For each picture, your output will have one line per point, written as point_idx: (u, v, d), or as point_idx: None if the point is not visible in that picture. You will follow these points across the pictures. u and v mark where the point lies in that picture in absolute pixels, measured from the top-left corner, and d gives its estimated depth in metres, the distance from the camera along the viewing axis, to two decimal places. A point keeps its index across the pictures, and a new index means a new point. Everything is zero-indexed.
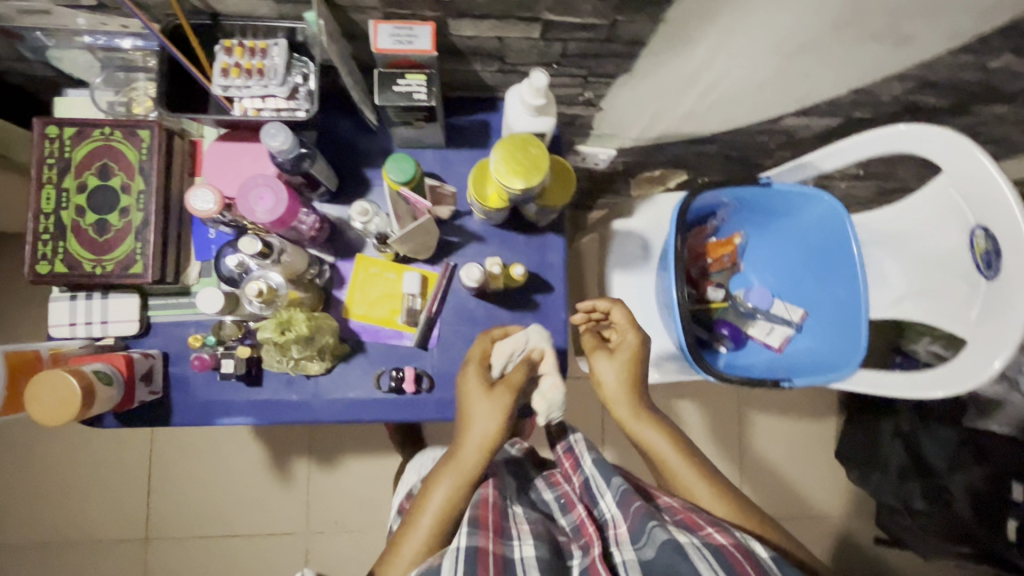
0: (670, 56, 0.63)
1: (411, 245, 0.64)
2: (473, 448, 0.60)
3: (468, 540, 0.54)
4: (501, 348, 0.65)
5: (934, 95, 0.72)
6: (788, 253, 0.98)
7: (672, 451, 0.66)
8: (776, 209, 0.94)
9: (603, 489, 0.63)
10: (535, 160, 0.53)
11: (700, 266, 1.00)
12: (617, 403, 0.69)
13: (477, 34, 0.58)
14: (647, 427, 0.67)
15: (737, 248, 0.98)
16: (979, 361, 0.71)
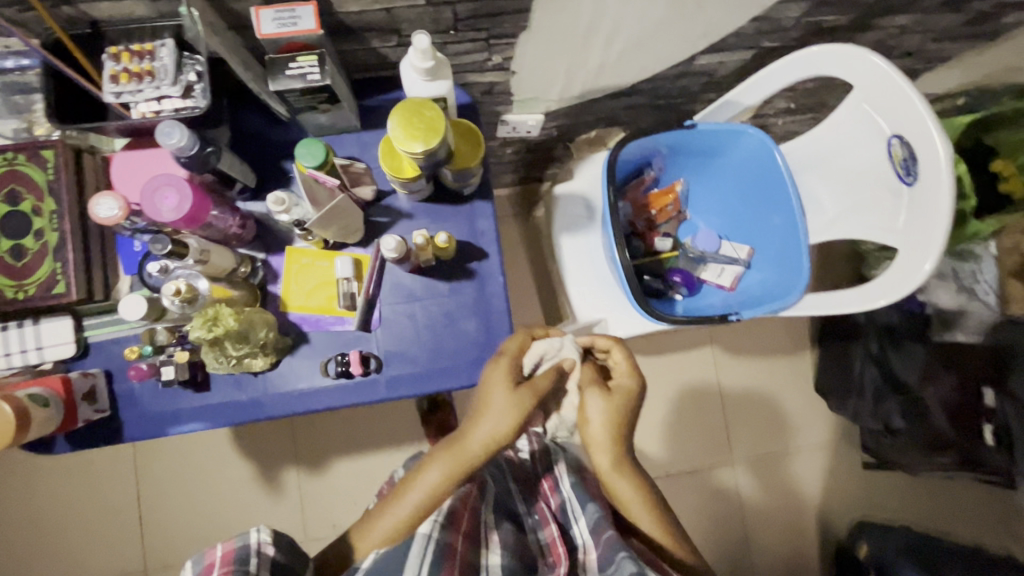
0: (562, 7, 0.63)
1: (337, 230, 0.65)
2: (480, 441, 0.63)
3: (439, 535, 0.60)
4: (536, 347, 0.68)
5: (832, 12, 0.74)
6: (729, 193, 1.00)
7: (641, 503, 0.67)
8: (709, 151, 0.95)
9: (578, 513, 0.67)
10: (430, 123, 0.53)
11: (645, 218, 1.01)
12: (597, 448, 0.67)
13: (363, 8, 0.58)
14: (623, 478, 0.67)
15: (678, 195, 1.00)
16: (911, 265, 0.74)
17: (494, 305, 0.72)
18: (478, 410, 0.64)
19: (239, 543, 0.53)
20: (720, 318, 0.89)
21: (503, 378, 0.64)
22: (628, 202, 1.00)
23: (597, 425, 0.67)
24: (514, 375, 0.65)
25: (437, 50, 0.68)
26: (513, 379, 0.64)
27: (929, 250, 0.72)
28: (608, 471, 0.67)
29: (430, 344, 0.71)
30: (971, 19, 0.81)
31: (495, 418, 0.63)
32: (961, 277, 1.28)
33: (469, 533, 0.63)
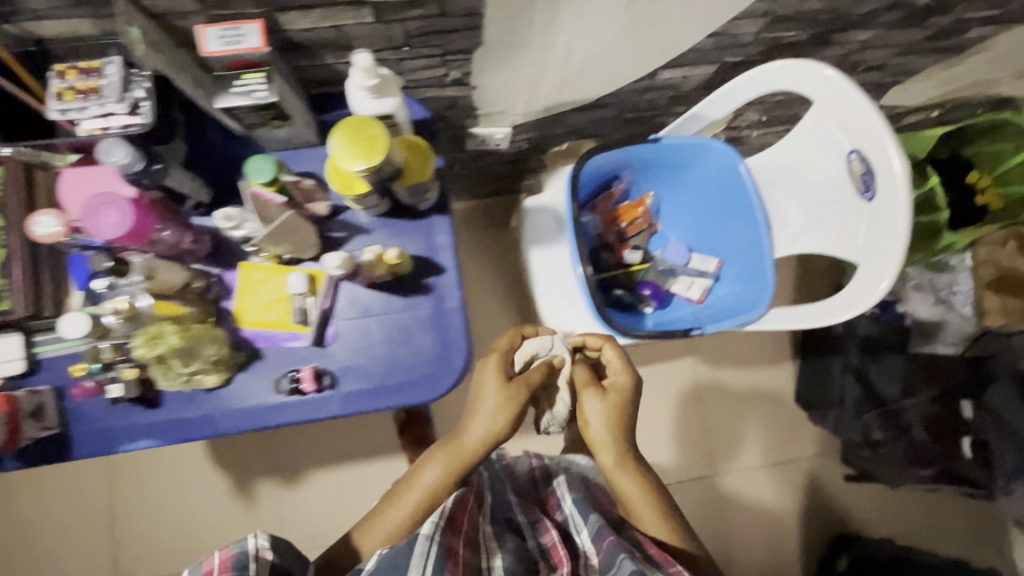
0: (514, 23, 0.63)
1: (289, 245, 0.64)
2: (476, 437, 0.70)
3: (440, 536, 0.60)
4: (526, 347, 0.78)
5: (791, 28, 0.74)
6: (698, 206, 0.99)
7: (641, 496, 0.71)
8: (678, 164, 0.95)
9: (580, 523, 0.69)
10: (372, 142, 0.53)
11: (615, 231, 1.00)
12: (599, 441, 0.73)
13: (312, 25, 0.58)
14: (624, 473, 0.72)
15: (648, 208, 0.99)
16: (872, 281, 0.74)
17: (451, 320, 0.72)
18: (472, 407, 0.71)
19: (234, 550, 0.58)
20: (683, 333, 0.88)
21: (495, 376, 0.72)
22: (597, 214, 0.99)
23: (597, 420, 0.74)
24: (506, 372, 0.73)
25: (394, 65, 0.68)
26: (504, 376, 0.72)
27: (887, 267, 0.72)
28: (613, 466, 0.72)
29: (386, 360, 0.70)
30: (934, 34, 0.81)
31: (484, 412, 0.70)
32: (938, 288, 1.30)
33: (468, 537, 0.64)
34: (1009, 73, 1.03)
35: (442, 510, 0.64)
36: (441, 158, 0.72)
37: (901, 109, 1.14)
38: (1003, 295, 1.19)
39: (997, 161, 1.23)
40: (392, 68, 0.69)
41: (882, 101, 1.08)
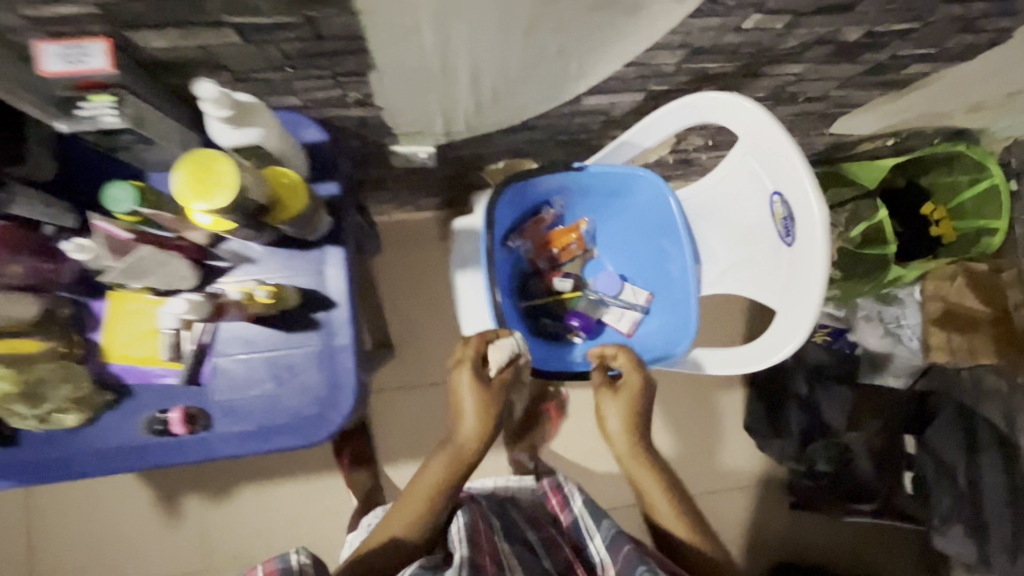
0: (403, 49, 0.58)
1: (158, 278, 0.60)
2: (470, 434, 0.72)
3: (466, 556, 0.62)
4: (498, 348, 0.77)
5: (715, 60, 0.69)
6: (632, 233, 0.96)
7: (661, 496, 0.70)
8: (612, 189, 0.91)
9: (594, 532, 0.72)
10: (218, 180, 0.49)
11: (546, 257, 0.97)
12: (614, 437, 0.76)
13: (171, 44, 0.53)
14: (643, 471, 0.73)
15: (581, 234, 0.96)
16: (788, 331, 0.72)
17: (340, 359, 0.67)
18: (458, 412, 0.74)
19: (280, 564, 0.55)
20: (597, 373, 0.86)
21: (473, 382, 0.73)
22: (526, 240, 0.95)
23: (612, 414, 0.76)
24: (484, 378, 0.74)
25: (282, 85, 0.64)
26: (478, 379, 0.73)
27: (802, 319, 0.69)
28: (628, 454, 0.74)
29: (268, 399, 0.66)
30: (870, 69, 0.77)
31: (473, 414, 0.72)
32: (885, 320, 1.24)
33: (492, 555, 0.65)
34: (962, 106, 0.99)
35: (462, 534, 0.67)
36: (336, 185, 0.68)
37: (854, 138, 1.10)
38: (948, 331, 1.16)
39: (952, 193, 1.19)
40: (280, 88, 0.64)
41: (832, 129, 1.04)
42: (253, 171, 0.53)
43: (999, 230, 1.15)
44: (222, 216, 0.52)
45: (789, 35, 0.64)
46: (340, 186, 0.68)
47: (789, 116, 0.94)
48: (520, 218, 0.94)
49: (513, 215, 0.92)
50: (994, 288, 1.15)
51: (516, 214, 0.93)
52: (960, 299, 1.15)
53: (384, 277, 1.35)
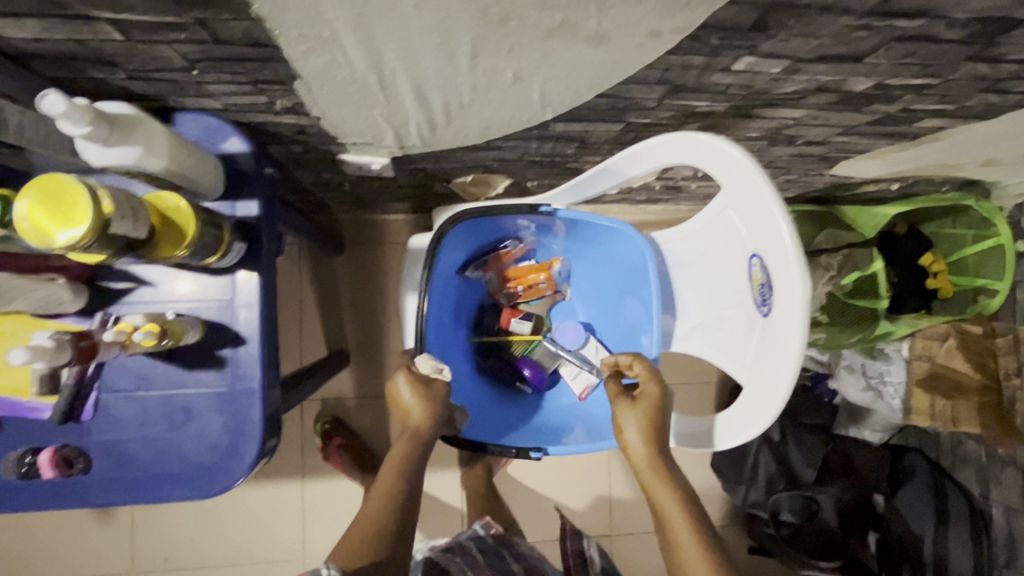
0: (327, 60, 0.49)
1: (28, 303, 0.51)
2: (424, 418, 0.68)
3: None
4: (423, 361, 0.73)
5: (701, 99, 0.60)
6: (605, 285, 0.88)
7: (681, 516, 0.61)
8: (587, 237, 0.84)
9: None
10: (68, 210, 0.41)
11: (508, 293, 0.90)
12: (633, 454, 0.67)
13: (38, 35, 0.44)
14: (664, 488, 0.64)
15: (551, 274, 0.89)
16: (756, 408, 0.65)
17: (244, 403, 0.59)
18: (403, 412, 0.69)
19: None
20: (523, 452, 0.79)
21: (410, 386, 0.69)
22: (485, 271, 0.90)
23: (630, 426, 0.68)
24: (419, 378, 0.70)
25: (194, 87, 0.55)
26: (418, 378, 0.70)
27: (768, 405, 0.63)
28: (648, 475, 0.65)
29: (159, 442, 0.58)
30: (877, 119, 0.68)
31: (416, 403, 0.68)
32: (867, 374, 1.14)
33: None
34: (976, 160, 0.90)
35: None
36: (257, 204, 0.60)
37: (856, 180, 1.01)
38: (931, 393, 1.07)
39: (955, 246, 1.11)
40: (192, 89, 0.55)
41: (833, 171, 0.95)
42: (125, 195, 0.44)
43: (1000, 291, 1.07)
44: (84, 251, 0.43)
45: (786, 80, 0.55)
46: (263, 207, 0.60)
47: (786, 156, 0.85)
48: (478, 248, 0.87)
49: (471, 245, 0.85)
50: (983, 350, 1.07)
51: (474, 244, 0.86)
52: (949, 361, 1.07)
53: (345, 280, 1.27)
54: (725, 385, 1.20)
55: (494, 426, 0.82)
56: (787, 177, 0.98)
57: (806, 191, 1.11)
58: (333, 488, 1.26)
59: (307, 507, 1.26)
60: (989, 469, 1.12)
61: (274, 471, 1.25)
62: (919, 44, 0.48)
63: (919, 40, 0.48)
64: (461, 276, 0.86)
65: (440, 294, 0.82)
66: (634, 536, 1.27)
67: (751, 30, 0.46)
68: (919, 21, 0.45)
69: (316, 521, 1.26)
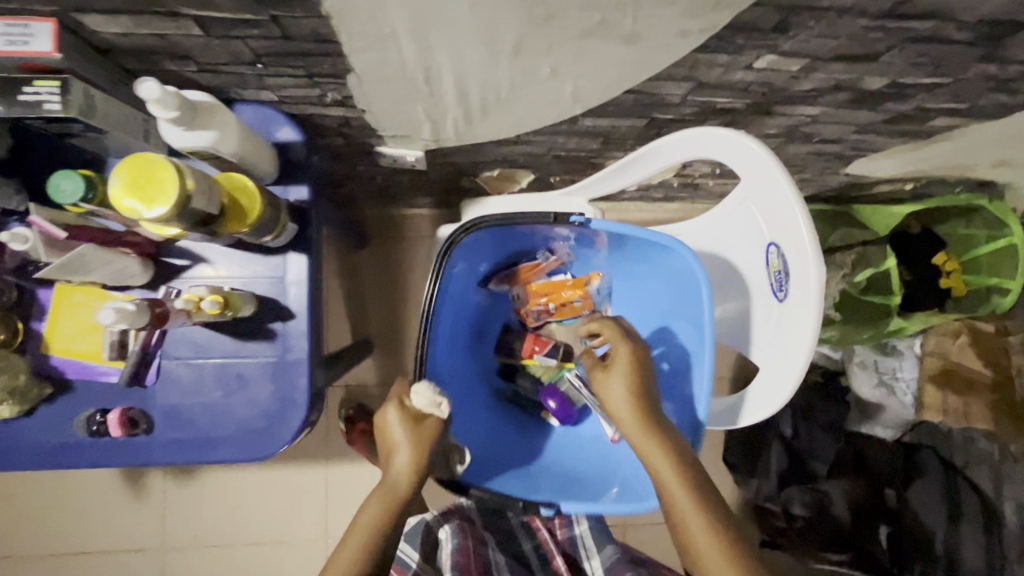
0: (380, 55, 0.53)
1: (102, 275, 0.56)
2: (404, 473, 0.67)
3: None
4: (419, 389, 0.70)
5: (724, 95, 0.64)
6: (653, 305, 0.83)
7: (671, 470, 0.64)
8: (631, 253, 0.79)
9: (592, 554, 0.81)
10: (159, 187, 0.46)
11: (540, 309, 0.86)
12: (622, 420, 0.68)
13: (127, 31, 0.49)
14: (652, 445, 0.65)
15: (588, 292, 0.84)
16: (773, 388, 0.69)
17: (294, 372, 0.64)
18: (391, 448, 0.68)
19: None
20: (531, 506, 0.75)
21: (400, 424, 0.68)
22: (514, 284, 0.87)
23: (614, 390, 0.69)
24: (410, 414, 0.69)
25: (255, 81, 0.59)
26: (408, 419, 0.69)
27: (781, 386, 0.67)
28: (637, 436, 0.67)
29: (216, 407, 0.63)
30: (892, 117, 0.72)
31: (403, 449, 0.67)
32: (880, 371, 1.16)
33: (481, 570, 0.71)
34: (989, 160, 0.93)
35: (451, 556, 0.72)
36: (307, 189, 0.65)
37: (872, 180, 1.03)
38: (943, 389, 1.09)
39: (968, 246, 1.13)
40: (253, 83, 0.60)
41: (849, 170, 0.97)
42: (201, 175, 0.49)
43: (1011, 290, 1.08)
44: (165, 223, 0.48)
45: (805, 78, 0.59)
46: (311, 192, 0.65)
47: (802, 154, 0.88)
48: (504, 262, 0.84)
49: (496, 260, 0.83)
50: (995, 349, 1.10)
51: (500, 258, 0.84)
52: (961, 359, 1.10)
53: (370, 271, 1.30)
54: (740, 379, 1.22)
55: (509, 452, 0.83)
56: (803, 175, 1.01)
57: (822, 190, 1.14)
58: (356, 472, 1.28)
59: (330, 490, 1.28)
60: (1002, 466, 1.14)
61: (299, 454, 1.27)
62: (930, 45, 0.52)
63: (930, 42, 0.51)
64: (482, 289, 0.85)
65: (452, 315, 0.80)
66: (647, 526, 1.30)
67: (773, 31, 0.49)
68: (930, 23, 0.48)
69: (339, 504, 1.27)
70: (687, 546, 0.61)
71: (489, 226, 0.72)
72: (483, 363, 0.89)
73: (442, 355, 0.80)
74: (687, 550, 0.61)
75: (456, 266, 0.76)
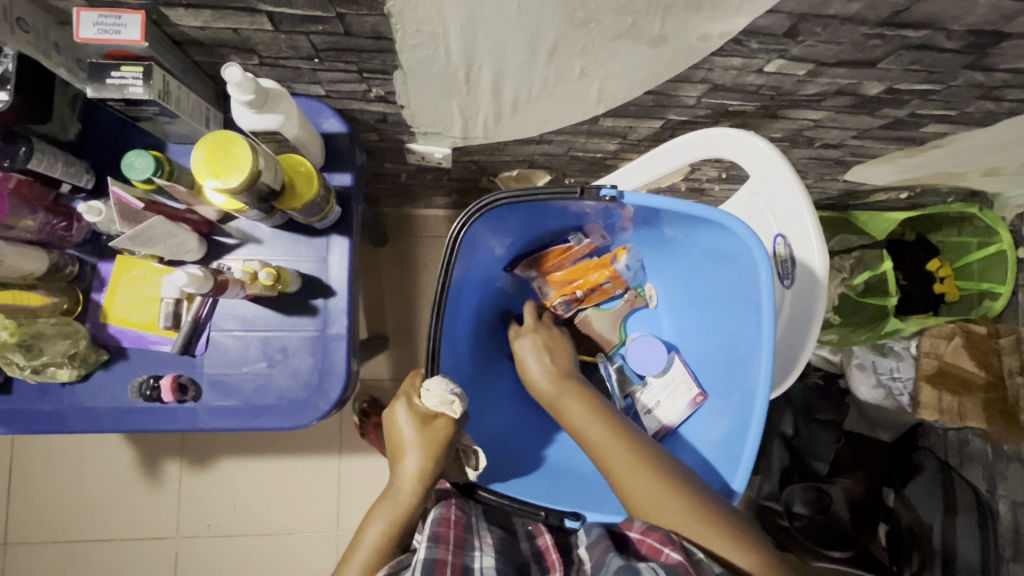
0: (427, 53, 0.59)
1: (164, 248, 0.62)
2: (410, 478, 0.66)
3: (428, 552, 0.59)
4: (431, 386, 0.70)
5: (735, 98, 0.70)
6: (694, 285, 0.85)
7: (587, 412, 0.72)
8: (677, 249, 0.83)
9: (581, 539, 0.66)
10: (236, 161, 0.53)
11: (575, 298, 0.90)
12: (543, 384, 0.78)
13: (206, 24, 0.54)
14: (569, 396, 0.75)
15: (615, 271, 0.89)
16: (795, 359, 0.76)
17: (335, 346, 0.68)
18: (399, 449, 0.68)
19: None
20: (555, 517, 0.74)
21: (411, 421, 0.69)
22: (542, 272, 0.90)
23: (531, 363, 0.81)
24: (420, 413, 0.70)
25: (309, 75, 0.65)
26: (417, 418, 0.69)
27: (799, 352, 0.75)
28: (555, 394, 0.76)
29: (259, 377, 0.67)
30: (888, 123, 0.78)
31: (411, 447, 0.67)
32: (878, 372, 1.15)
33: (458, 545, 0.61)
34: (978, 169, 0.98)
35: (426, 531, 0.63)
36: (350, 176, 0.71)
37: (868, 188, 1.09)
38: (939, 389, 1.08)
39: (960, 254, 1.16)
40: (307, 77, 0.66)
41: (847, 177, 1.03)
42: (268, 155, 0.56)
43: (1003, 295, 1.12)
44: (233, 196, 0.55)
45: (810, 83, 0.65)
46: (354, 178, 0.70)
47: (805, 158, 0.93)
48: (524, 248, 0.88)
49: (517, 247, 0.87)
50: (988, 349, 1.09)
51: (519, 245, 0.87)
52: (956, 359, 1.08)
53: (387, 269, 1.34)
54: None
55: (522, 449, 0.85)
56: (804, 181, 1.07)
57: (821, 198, 1.20)
58: (369, 465, 1.30)
59: (342, 483, 1.29)
60: (995, 465, 1.17)
61: (313, 446, 1.29)
62: (924, 52, 0.58)
63: (923, 49, 0.58)
64: (506, 275, 0.89)
65: (470, 300, 0.82)
66: None
67: (784, 37, 0.55)
68: (923, 32, 0.55)
69: (352, 495, 1.29)
70: (608, 469, 0.68)
71: (503, 205, 0.72)
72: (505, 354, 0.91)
73: (462, 342, 0.82)
74: (610, 476, 0.68)
75: (475, 246, 0.77)
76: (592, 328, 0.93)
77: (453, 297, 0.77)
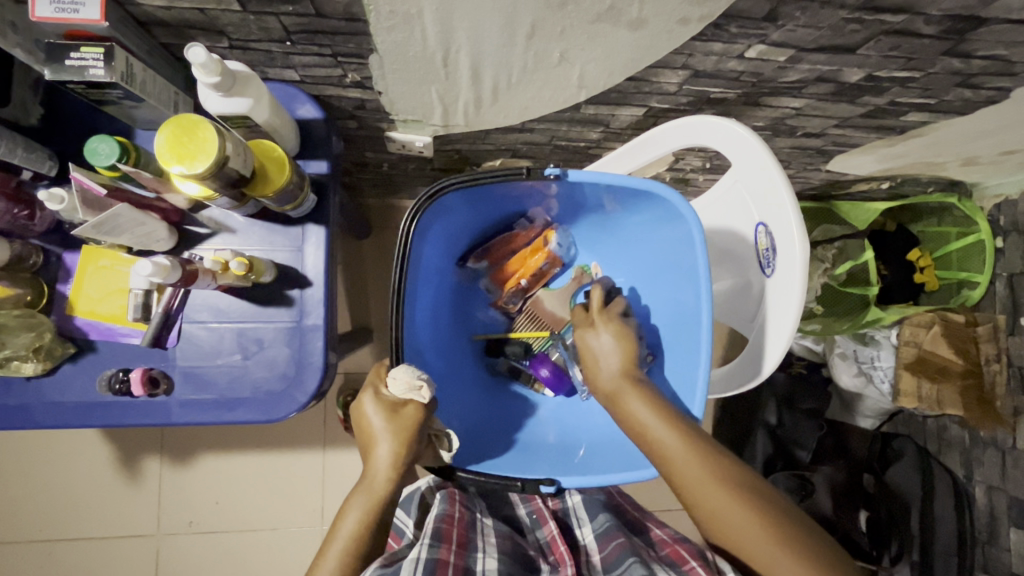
0: (402, 35, 0.57)
1: (132, 238, 0.60)
2: (383, 467, 0.65)
3: (429, 552, 0.62)
4: (398, 374, 0.68)
5: (716, 85, 0.69)
6: (636, 252, 0.87)
7: (653, 416, 0.66)
8: (634, 233, 0.85)
9: (584, 522, 0.78)
10: (201, 143, 0.51)
11: (519, 285, 0.90)
12: (603, 373, 0.72)
13: (169, 4, 0.52)
14: (631, 397, 0.69)
15: (550, 253, 0.88)
16: (773, 345, 0.74)
17: (312, 337, 0.67)
18: (370, 439, 0.66)
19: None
20: (531, 486, 0.74)
21: (379, 410, 0.67)
22: (494, 262, 0.91)
23: (593, 353, 0.74)
24: (388, 402, 0.68)
25: (281, 59, 0.63)
26: (388, 406, 0.67)
27: (779, 341, 0.73)
28: (614, 390, 0.70)
29: (233, 369, 0.66)
30: (868, 111, 0.78)
31: (382, 433, 0.66)
32: (859, 360, 1.17)
33: (460, 545, 0.65)
34: (957, 159, 0.99)
35: (431, 528, 0.66)
36: (326, 164, 0.69)
37: (850, 178, 1.10)
38: (918, 376, 1.09)
39: (939, 243, 1.16)
40: (279, 61, 0.64)
41: (829, 167, 1.04)
42: (237, 140, 0.55)
43: (981, 285, 1.14)
44: (201, 182, 0.54)
45: (791, 69, 0.65)
46: (330, 166, 0.69)
47: (787, 148, 0.94)
48: (479, 237, 0.89)
49: (469, 237, 0.88)
50: (966, 337, 1.10)
51: (475, 232, 0.88)
52: (935, 348, 1.09)
53: (370, 262, 1.32)
54: None
55: (497, 431, 0.85)
56: (788, 171, 1.07)
57: (804, 188, 1.20)
58: (353, 459, 1.28)
59: (326, 478, 1.28)
60: (972, 451, 1.17)
61: (297, 440, 1.28)
62: (903, 38, 0.58)
63: (902, 35, 0.57)
64: (459, 269, 0.90)
65: (428, 286, 0.82)
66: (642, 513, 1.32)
67: (764, 20, 0.55)
68: (901, 17, 0.54)
69: (337, 489, 1.28)
70: (658, 456, 0.64)
71: (456, 189, 0.72)
72: (466, 342, 0.91)
73: (424, 326, 0.81)
74: (674, 483, 0.63)
75: (432, 228, 0.78)
76: (543, 305, 0.90)
77: (411, 285, 0.77)
